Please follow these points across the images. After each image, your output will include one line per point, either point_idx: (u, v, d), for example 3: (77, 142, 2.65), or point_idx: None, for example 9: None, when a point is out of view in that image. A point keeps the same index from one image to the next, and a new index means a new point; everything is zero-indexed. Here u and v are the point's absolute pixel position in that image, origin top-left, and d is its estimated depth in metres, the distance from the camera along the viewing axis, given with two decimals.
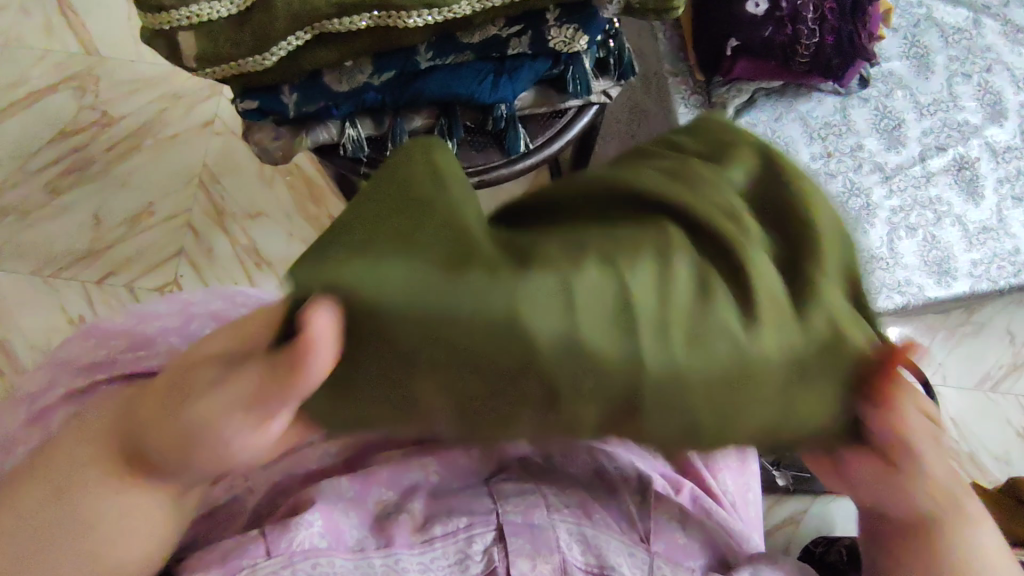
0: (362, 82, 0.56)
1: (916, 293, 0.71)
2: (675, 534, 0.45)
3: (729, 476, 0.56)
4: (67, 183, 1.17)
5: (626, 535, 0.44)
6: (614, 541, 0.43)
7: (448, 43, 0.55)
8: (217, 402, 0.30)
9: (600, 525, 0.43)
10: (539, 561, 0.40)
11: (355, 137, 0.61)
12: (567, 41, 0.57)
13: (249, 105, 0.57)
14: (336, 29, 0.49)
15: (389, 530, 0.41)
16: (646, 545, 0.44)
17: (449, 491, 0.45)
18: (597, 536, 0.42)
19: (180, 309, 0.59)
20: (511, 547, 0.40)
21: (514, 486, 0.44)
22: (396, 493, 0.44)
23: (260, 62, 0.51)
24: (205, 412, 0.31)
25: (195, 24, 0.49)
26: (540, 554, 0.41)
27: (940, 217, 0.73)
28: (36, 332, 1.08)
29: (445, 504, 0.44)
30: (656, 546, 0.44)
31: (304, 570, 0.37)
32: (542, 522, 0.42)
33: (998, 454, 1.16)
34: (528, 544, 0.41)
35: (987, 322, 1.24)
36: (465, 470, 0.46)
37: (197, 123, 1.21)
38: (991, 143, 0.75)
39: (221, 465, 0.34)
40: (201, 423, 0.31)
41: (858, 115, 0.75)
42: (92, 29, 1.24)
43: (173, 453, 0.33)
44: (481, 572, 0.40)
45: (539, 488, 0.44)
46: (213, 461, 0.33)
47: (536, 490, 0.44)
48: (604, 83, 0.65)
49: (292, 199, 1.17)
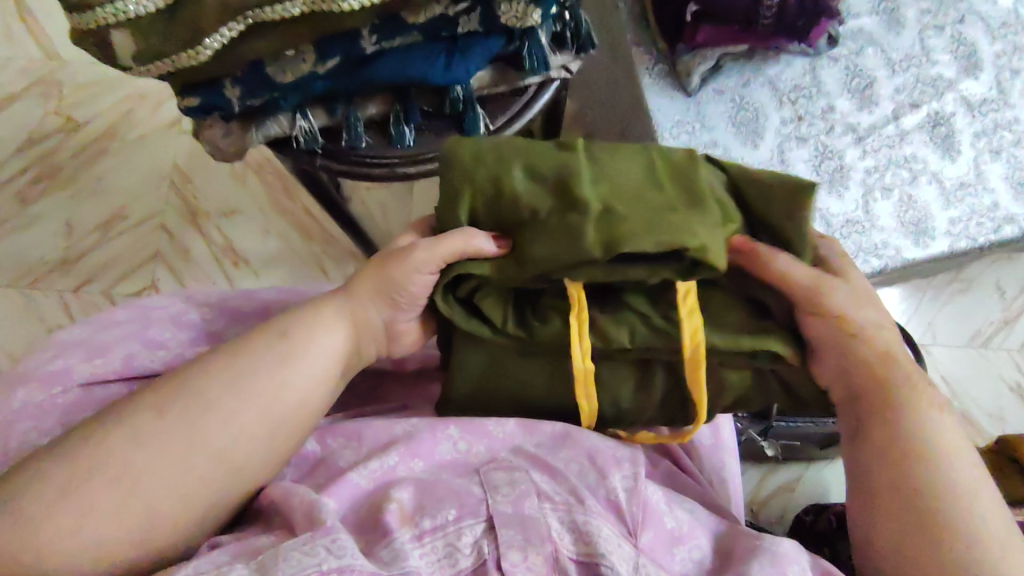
0: (306, 72, 0.54)
1: (892, 255, 0.69)
2: (663, 518, 0.45)
3: (705, 455, 0.57)
4: (37, 192, 1.15)
5: (615, 524, 0.44)
6: (605, 529, 0.43)
7: (392, 26, 0.53)
8: (230, 427, 0.41)
9: (592, 511, 0.44)
10: (530, 552, 0.41)
11: (307, 128, 0.59)
12: (518, 15, 0.55)
13: (191, 103, 0.55)
14: (270, 17, 0.48)
15: (384, 520, 0.41)
16: (632, 539, 0.44)
17: (436, 479, 0.45)
18: (588, 523, 0.43)
19: (140, 314, 0.55)
20: (502, 539, 0.41)
21: (504, 473, 0.45)
22: (374, 482, 0.44)
23: (194, 57, 0.49)
24: (230, 438, 0.41)
25: (123, 21, 0.47)
26: (532, 545, 0.42)
27: (915, 176, 0.71)
28: (14, 344, 1.06)
29: (433, 492, 0.44)
30: (643, 538, 0.44)
31: (324, 544, 0.37)
32: (533, 511, 0.43)
33: (992, 410, 1.16)
34: (519, 534, 0.42)
35: (976, 278, 1.24)
36: (442, 492, 0.44)
37: (165, 122, 1.19)
38: (966, 97, 0.73)
39: (233, 440, 0.41)
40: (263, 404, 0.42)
41: (828, 76, 0.73)
42: (53, 34, 1.21)
43: (228, 415, 0.41)
44: (471, 564, 0.41)
45: (529, 474, 0.46)
46: (234, 436, 0.41)
47: (526, 477, 0.45)
48: (562, 57, 0.63)
49: (266, 195, 1.15)
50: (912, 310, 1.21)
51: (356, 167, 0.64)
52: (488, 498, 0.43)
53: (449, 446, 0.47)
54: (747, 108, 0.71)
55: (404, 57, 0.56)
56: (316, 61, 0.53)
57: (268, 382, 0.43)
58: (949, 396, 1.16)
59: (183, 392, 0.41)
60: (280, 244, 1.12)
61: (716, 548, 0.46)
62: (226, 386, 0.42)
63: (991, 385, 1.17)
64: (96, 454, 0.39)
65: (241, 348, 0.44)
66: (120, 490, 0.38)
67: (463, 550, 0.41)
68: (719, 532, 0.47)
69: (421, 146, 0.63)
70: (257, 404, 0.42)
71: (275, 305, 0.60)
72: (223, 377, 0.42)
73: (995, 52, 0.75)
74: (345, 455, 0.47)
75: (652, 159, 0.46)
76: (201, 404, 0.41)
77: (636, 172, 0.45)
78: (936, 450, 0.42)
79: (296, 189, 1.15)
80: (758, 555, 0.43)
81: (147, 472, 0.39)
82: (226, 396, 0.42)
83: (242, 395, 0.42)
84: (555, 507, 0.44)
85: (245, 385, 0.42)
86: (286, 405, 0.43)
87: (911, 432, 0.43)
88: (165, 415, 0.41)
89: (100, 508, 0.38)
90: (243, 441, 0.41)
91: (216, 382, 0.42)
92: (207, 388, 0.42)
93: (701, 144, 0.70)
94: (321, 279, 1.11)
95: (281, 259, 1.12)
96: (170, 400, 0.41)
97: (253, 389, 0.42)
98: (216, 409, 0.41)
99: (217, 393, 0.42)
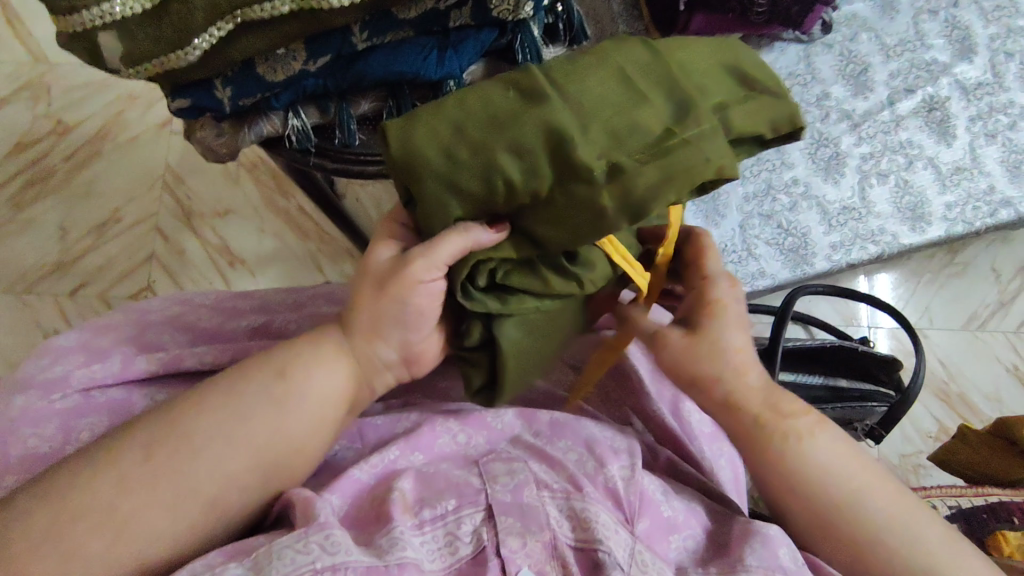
0: (297, 70, 0.54)
1: (890, 242, 0.69)
2: (659, 506, 0.45)
3: (705, 442, 0.56)
4: (29, 196, 1.14)
5: (613, 511, 0.44)
6: (603, 515, 0.42)
7: (384, 22, 0.53)
8: (217, 470, 0.40)
9: (590, 498, 0.43)
10: (529, 539, 0.41)
11: (300, 127, 0.59)
12: (511, 8, 0.55)
13: (182, 104, 0.55)
14: (260, 15, 0.48)
15: (385, 510, 0.41)
16: (630, 526, 0.43)
17: (437, 471, 0.45)
18: (587, 510, 0.42)
19: (137, 318, 0.55)
20: (501, 526, 0.41)
21: (503, 464, 0.45)
22: (376, 474, 0.44)
23: (184, 58, 0.49)
24: (220, 483, 0.40)
25: (109, 24, 0.46)
26: (530, 532, 0.41)
27: (911, 162, 0.71)
28: (12, 349, 1.06)
29: (433, 485, 0.43)
30: (641, 524, 0.44)
31: (316, 541, 0.37)
32: (531, 500, 0.43)
33: (989, 392, 1.16)
34: (518, 522, 0.41)
35: (973, 260, 1.24)
36: (442, 483, 0.44)
37: (156, 123, 1.18)
38: (961, 81, 0.73)
39: (220, 486, 0.40)
40: (247, 449, 0.40)
41: (822, 63, 0.72)
42: (39, 36, 1.20)
43: (214, 461, 0.40)
44: (471, 552, 0.40)
45: (528, 465, 0.45)
46: (220, 481, 0.40)
47: (525, 467, 0.45)
48: (555, 50, 0.63)
49: (260, 194, 1.14)
50: (908, 294, 1.21)
51: (350, 165, 0.63)
52: (486, 487, 0.43)
53: (449, 438, 0.47)
54: None
55: (395, 53, 0.55)
56: (307, 59, 0.53)
57: (259, 424, 0.41)
58: (947, 379, 1.16)
59: (171, 433, 0.40)
60: (276, 243, 1.12)
61: (711, 537, 0.46)
62: (217, 427, 0.40)
63: (989, 367, 1.18)
64: (85, 496, 0.38)
65: (239, 381, 0.42)
66: (106, 535, 0.37)
67: (462, 539, 0.41)
68: (710, 522, 0.47)
69: None
70: (242, 447, 0.40)
71: (273, 304, 0.59)
72: (213, 417, 0.41)
73: (989, 35, 0.75)
74: (348, 455, 0.47)
75: (620, 71, 0.37)
76: (187, 447, 0.40)
77: (603, 92, 0.36)
78: (820, 474, 0.44)
79: (290, 188, 1.15)
80: (750, 542, 0.43)
81: (135, 517, 0.38)
82: (215, 440, 0.40)
83: (229, 438, 0.40)
84: (553, 496, 0.43)
85: (228, 427, 0.40)
86: (279, 451, 0.41)
87: (797, 474, 0.44)
88: (150, 455, 0.39)
89: (86, 554, 0.37)
90: (230, 483, 0.40)
91: (205, 423, 0.40)
92: (195, 430, 0.40)
93: None
94: (319, 278, 1.11)
95: (277, 258, 1.11)
96: (160, 441, 0.40)
97: (242, 432, 0.41)
98: (200, 453, 0.40)
99: (204, 434, 0.40)
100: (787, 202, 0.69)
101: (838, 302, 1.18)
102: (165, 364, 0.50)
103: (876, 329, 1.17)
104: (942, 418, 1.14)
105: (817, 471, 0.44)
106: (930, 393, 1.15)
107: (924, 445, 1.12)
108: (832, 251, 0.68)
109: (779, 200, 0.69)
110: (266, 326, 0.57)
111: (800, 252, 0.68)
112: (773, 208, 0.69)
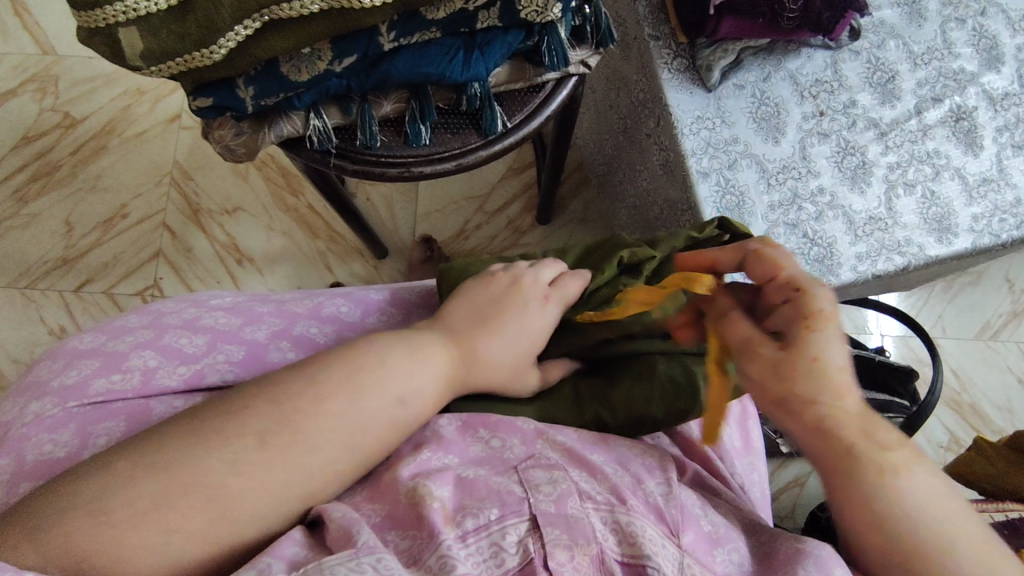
0: (322, 69, 0.52)
1: (916, 253, 0.68)
2: (700, 522, 0.44)
3: (736, 459, 0.56)
4: (35, 190, 1.13)
5: (656, 524, 0.42)
6: (648, 529, 0.41)
7: (411, 23, 0.52)
8: (316, 463, 0.39)
9: (635, 512, 0.42)
10: (577, 552, 0.39)
11: (321, 127, 0.58)
12: (540, 9, 0.53)
13: (203, 103, 0.53)
14: (286, 15, 0.47)
15: (426, 518, 0.39)
16: (676, 539, 0.42)
17: (477, 478, 0.42)
18: (632, 524, 0.41)
19: (153, 321, 0.53)
20: (548, 538, 0.39)
21: (544, 472, 0.43)
22: (419, 472, 0.42)
23: (207, 57, 0.48)
24: (301, 477, 0.38)
25: (132, 19, 0.45)
26: (578, 545, 0.39)
27: (938, 172, 0.70)
28: (15, 346, 1.04)
29: (474, 492, 0.41)
30: (686, 538, 0.42)
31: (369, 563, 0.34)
32: (576, 511, 0.40)
33: (1000, 403, 1.15)
34: (565, 534, 0.39)
35: (986, 270, 1.23)
36: (484, 491, 0.41)
37: (164, 118, 1.16)
38: (988, 90, 0.72)
39: (301, 476, 0.38)
40: (345, 444, 0.39)
41: (849, 70, 0.71)
42: (48, 29, 1.19)
43: (316, 453, 0.39)
44: (518, 564, 0.38)
45: (568, 473, 0.43)
46: (302, 475, 0.38)
47: (567, 477, 0.43)
48: (582, 53, 0.62)
49: (269, 191, 1.13)
50: (921, 303, 1.20)
51: (372, 168, 0.61)
52: (530, 496, 0.41)
53: (481, 448, 0.45)
54: (767, 104, 0.69)
55: (422, 53, 0.54)
56: (332, 59, 0.52)
57: (372, 412, 0.40)
58: (959, 390, 1.15)
59: (286, 417, 0.39)
60: (285, 242, 1.11)
61: (754, 552, 0.44)
62: (332, 414, 0.39)
63: (1000, 378, 1.17)
64: (192, 469, 0.36)
65: (357, 367, 0.41)
66: (206, 514, 0.36)
67: (508, 550, 0.39)
68: (748, 538, 0.45)
69: (437, 143, 0.62)
70: (345, 441, 0.39)
71: (290, 304, 0.57)
72: (330, 404, 0.39)
73: (1017, 45, 0.74)
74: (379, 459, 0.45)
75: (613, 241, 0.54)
76: (301, 437, 0.38)
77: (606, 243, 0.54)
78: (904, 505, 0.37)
79: (300, 186, 1.13)
80: (802, 561, 0.41)
81: (231, 501, 0.36)
82: (326, 432, 0.39)
83: (337, 430, 0.39)
84: (597, 507, 0.42)
85: (338, 420, 0.39)
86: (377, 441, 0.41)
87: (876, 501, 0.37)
88: (261, 441, 0.38)
89: (189, 530, 0.35)
90: (286, 479, 0.38)
91: (322, 413, 0.39)
92: (313, 418, 0.39)
93: (722, 141, 0.68)
94: (327, 278, 1.09)
95: (286, 257, 1.10)
96: (269, 421, 0.38)
97: (349, 428, 0.40)
98: (311, 443, 0.38)
99: (316, 423, 0.39)
100: (813, 211, 0.68)
101: (850, 310, 1.17)
102: (186, 381, 0.49)
103: (886, 337, 1.16)
104: (954, 429, 1.13)
105: (906, 512, 0.37)
106: (942, 403, 1.14)
107: (936, 456, 1.11)
108: (857, 262, 0.68)
109: (806, 209, 0.68)
110: (285, 329, 0.55)
111: (827, 262, 0.67)
112: (800, 217, 0.68)
